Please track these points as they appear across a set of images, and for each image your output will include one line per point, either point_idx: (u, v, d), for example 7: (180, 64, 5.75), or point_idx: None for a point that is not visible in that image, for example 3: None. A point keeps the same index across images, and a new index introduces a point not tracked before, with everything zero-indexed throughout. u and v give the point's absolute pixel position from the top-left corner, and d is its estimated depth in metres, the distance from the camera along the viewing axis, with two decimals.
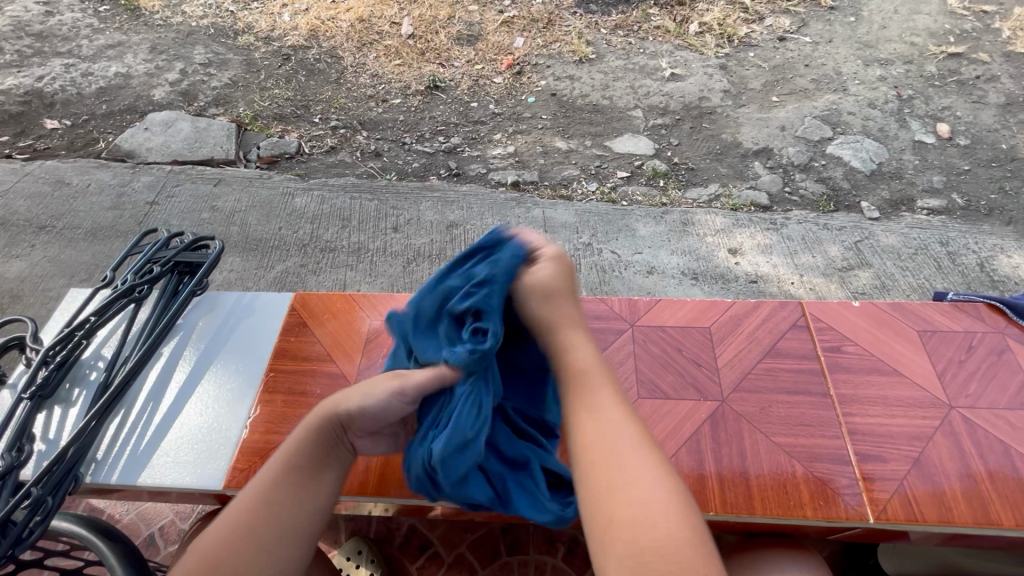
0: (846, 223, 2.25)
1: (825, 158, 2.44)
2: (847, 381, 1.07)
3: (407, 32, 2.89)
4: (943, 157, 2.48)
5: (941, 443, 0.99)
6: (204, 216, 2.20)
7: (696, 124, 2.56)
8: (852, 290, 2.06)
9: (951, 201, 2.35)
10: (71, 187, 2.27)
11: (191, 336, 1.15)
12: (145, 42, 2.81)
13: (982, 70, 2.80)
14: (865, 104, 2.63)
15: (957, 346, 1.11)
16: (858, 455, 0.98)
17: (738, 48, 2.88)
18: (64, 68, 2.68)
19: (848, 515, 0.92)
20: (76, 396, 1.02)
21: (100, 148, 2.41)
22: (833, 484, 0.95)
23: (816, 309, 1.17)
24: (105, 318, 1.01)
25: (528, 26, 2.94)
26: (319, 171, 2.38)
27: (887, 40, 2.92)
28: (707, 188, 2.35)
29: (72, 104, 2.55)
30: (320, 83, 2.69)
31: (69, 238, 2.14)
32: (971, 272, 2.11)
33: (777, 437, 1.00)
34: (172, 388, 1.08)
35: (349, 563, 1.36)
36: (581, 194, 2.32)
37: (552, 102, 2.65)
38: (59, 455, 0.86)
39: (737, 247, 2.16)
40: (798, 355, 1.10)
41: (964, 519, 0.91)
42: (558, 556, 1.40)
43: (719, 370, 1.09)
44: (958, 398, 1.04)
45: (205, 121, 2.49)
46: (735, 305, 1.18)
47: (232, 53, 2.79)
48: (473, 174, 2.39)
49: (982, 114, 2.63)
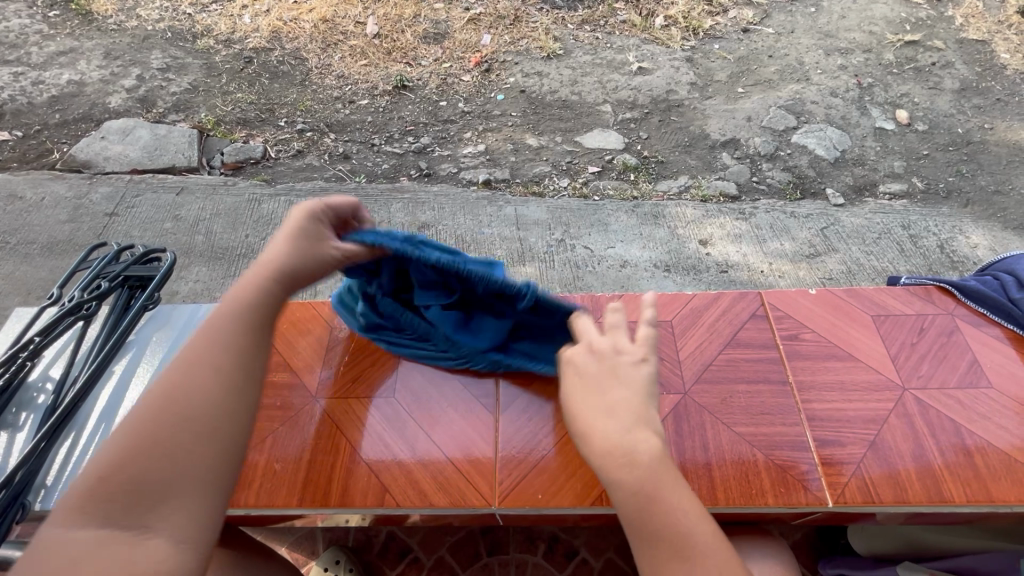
0: (812, 211, 2.29)
1: (791, 147, 2.48)
2: (806, 367, 1.09)
3: (373, 31, 2.84)
4: (903, 142, 2.55)
5: (895, 425, 1.01)
6: (167, 226, 2.14)
7: (664, 117, 2.58)
8: (820, 275, 2.10)
9: (911, 185, 2.42)
10: (25, 201, 2.18)
11: (145, 352, 1.12)
12: (99, 48, 2.71)
13: (937, 57, 2.88)
14: (828, 93, 2.69)
15: (909, 328, 1.14)
16: (817, 441, 0.99)
17: (704, 41, 2.91)
18: (13, 76, 2.57)
19: (809, 500, 0.93)
20: (24, 420, 0.98)
21: (55, 159, 2.33)
22: (794, 470, 0.96)
23: (774, 298, 1.18)
24: (52, 337, 0.96)
25: (495, 23, 2.93)
26: (286, 176, 2.33)
27: (846, 29, 2.98)
28: (676, 180, 2.37)
29: (23, 115, 2.45)
30: (285, 86, 2.63)
31: (24, 253, 2.06)
32: (932, 254, 2.17)
33: (738, 428, 1.01)
34: (126, 406, 1.05)
35: (327, 574, 1.34)
36: (553, 190, 2.32)
37: (521, 99, 2.64)
38: (5, 481, 0.83)
39: (707, 238, 2.18)
40: (758, 344, 1.12)
41: (918, 498, 0.94)
42: (539, 554, 1.40)
43: (680, 362, 1.10)
44: (910, 380, 1.07)
45: (165, 127, 2.41)
46: (695, 298, 1.19)
47: (191, 57, 2.71)
48: (444, 174, 2.37)
49: (938, 99, 2.71)
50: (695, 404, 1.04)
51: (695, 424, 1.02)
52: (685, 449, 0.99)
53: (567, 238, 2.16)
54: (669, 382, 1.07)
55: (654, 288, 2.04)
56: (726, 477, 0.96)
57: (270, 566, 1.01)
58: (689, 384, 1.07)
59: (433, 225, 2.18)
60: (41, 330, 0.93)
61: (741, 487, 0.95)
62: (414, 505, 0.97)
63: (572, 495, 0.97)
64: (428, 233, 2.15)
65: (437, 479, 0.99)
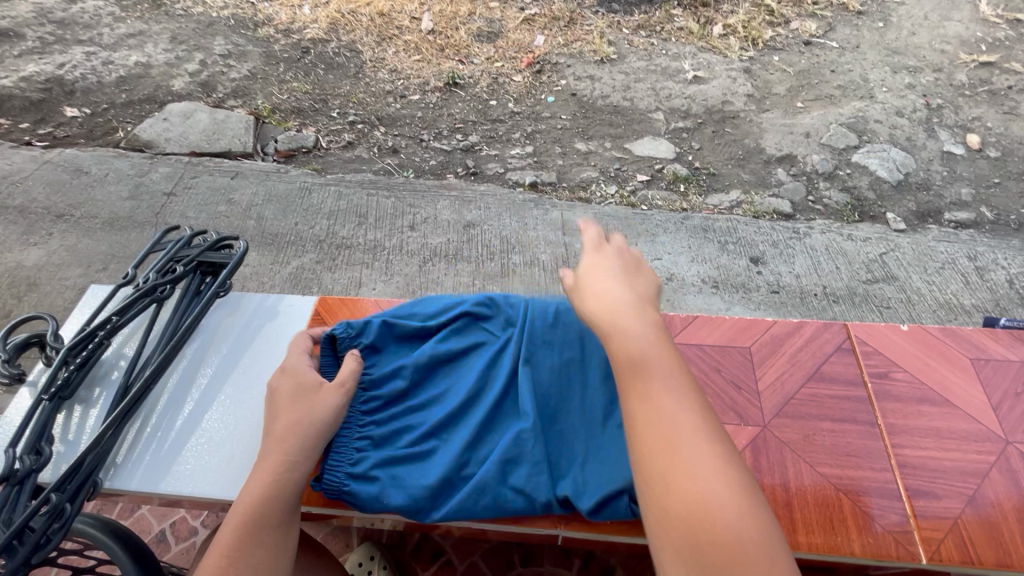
0: (871, 234, 2.19)
1: (850, 167, 2.38)
2: (897, 410, 1.02)
3: (427, 27, 2.85)
4: (972, 168, 2.42)
5: (997, 480, 0.94)
6: (221, 209, 2.18)
7: (718, 128, 2.51)
8: (877, 304, 2.00)
9: (980, 214, 2.28)
10: (90, 176, 2.26)
11: (213, 336, 1.13)
12: (165, 32, 2.80)
13: (1015, 80, 2.72)
14: (893, 112, 2.57)
15: (1011, 376, 1.07)
16: (909, 490, 0.93)
17: (763, 51, 2.82)
18: (85, 56, 2.66)
19: (899, 554, 0.87)
20: (96, 396, 1.01)
21: (119, 138, 2.40)
22: (880, 519, 0.91)
23: (861, 332, 1.12)
24: (127, 319, 0.98)
25: (549, 24, 2.90)
26: (336, 166, 2.35)
27: (916, 46, 2.85)
28: (728, 194, 2.30)
29: (92, 93, 2.54)
30: (338, 77, 2.66)
31: (87, 227, 2.13)
32: (1001, 289, 2.05)
33: (822, 468, 0.96)
34: (194, 391, 1.06)
35: (360, 569, 1.32)
36: (600, 196, 2.28)
37: (572, 102, 2.60)
38: (78, 461, 0.84)
39: (759, 256, 2.10)
40: (843, 381, 1.06)
41: (1021, 563, 0.87)
42: (573, 569, 1.36)
43: (759, 393, 1.06)
44: (1013, 433, 1.00)
45: (223, 112, 2.46)
46: (776, 325, 1.14)
47: (252, 44, 2.77)
48: (490, 173, 2.35)
49: (1013, 125, 2.56)
50: (775, 439, 0.99)
51: (775, 460, 0.97)
52: (765, 484, 0.94)
53: None
54: (748, 413, 1.03)
55: (700, 303, 1.98)
56: (809, 519, 0.91)
57: (319, 562, 1.09)
58: (768, 416, 1.02)
59: (479, 224, 2.16)
60: (116, 310, 0.95)
61: (825, 531, 0.90)
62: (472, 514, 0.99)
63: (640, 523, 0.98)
64: (473, 232, 2.14)
65: None
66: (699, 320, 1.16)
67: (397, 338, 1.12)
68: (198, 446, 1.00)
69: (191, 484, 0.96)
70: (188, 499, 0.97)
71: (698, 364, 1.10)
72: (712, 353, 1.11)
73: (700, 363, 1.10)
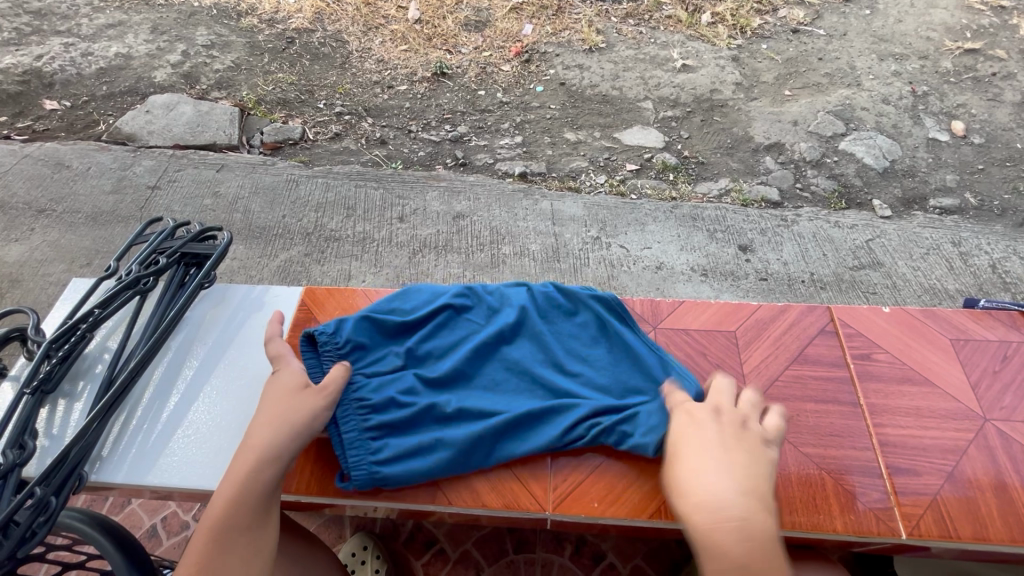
0: (857, 221, 2.21)
1: (837, 155, 2.39)
2: (879, 391, 1.04)
3: (414, 17, 2.82)
4: (957, 155, 2.44)
5: (975, 457, 0.97)
6: (207, 202, 2.15)
7: (707, 117, 2.51)
8: (863, 290, 2.02)
9: (964, 201, 2.31)
10: (71, 170, 2.22)
11: (198, 329, 1.12)
12: (146, 23, 2.74)
13: (999, 67, 2.74)
14: (879, 99, 2.58)
15: (991, 355, 1.09)
16: (890, 468, 0.95)
17: (751, 40, 2.82)
18: (64, 47, 2.60)
19: (880, 530, 0.89)
20: (80, 390, 1.00)
21: (100, 131, 2.36)
22: (861, 497, 0.92)
23: (845, 314, 1.14)
24: (110, 312, 0.97)
25: (538, 13, 2.88)
26: (324, 158, 2.33)
27: (902, 34, 2.86)
28: (717, 182, 2.30)
29: (72, 85, 2.48)
30: (325, 68, 2.63)
31: (69, 222, 2.09)
32: (984, 273, 2.08)
33: (805, 448, 0.98)
34: (180, 384, 1.05)
35: (354, 559, 1.33)
36: (590, 186, 2.28)
37: (561, 91, 2.59)
38: (62, 454, 0.83)
39: (748, 244, 2.12)
40: (827, 363, 1.08)
41: (997, 536, 0.89)
42: (566, 555, 1.38)
43: (744, 376, 1.07)
44: (992, 411, 1.02)
45: (208, 104, 2.42)
46: (761, 309, 1.15)
47: (235, 35, 2.72)
48: (479, 164, 2.34)
49: (996, 112, 2.58)
50: None
51: None
52: None
53: (603, 236, 2.11)
54: None
55: (690, 291, 1.99)
56: (792, 498, 0.92)
57: (310, 551, 1.09)
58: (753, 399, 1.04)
59: (468, 216, 2.16)
60: (99, 303, 0.94)
61: (807, 509, 0.91)
62: (464, 505, 1.00)
63: (629, 508, 0.99)
64: (462, 223, 2.13)
65: (491, 482, 1.02)
66: (685, 305, 1.17)
67: (384, 331, 1.10)
68: (184, 439, 1.00)
69: (178, 476, 0.96)
70: (176, 491, 0.96)
71: (684, 349, 1.11)
72: (697, 338, 1.13)
73: (686, 347, 1.11)
